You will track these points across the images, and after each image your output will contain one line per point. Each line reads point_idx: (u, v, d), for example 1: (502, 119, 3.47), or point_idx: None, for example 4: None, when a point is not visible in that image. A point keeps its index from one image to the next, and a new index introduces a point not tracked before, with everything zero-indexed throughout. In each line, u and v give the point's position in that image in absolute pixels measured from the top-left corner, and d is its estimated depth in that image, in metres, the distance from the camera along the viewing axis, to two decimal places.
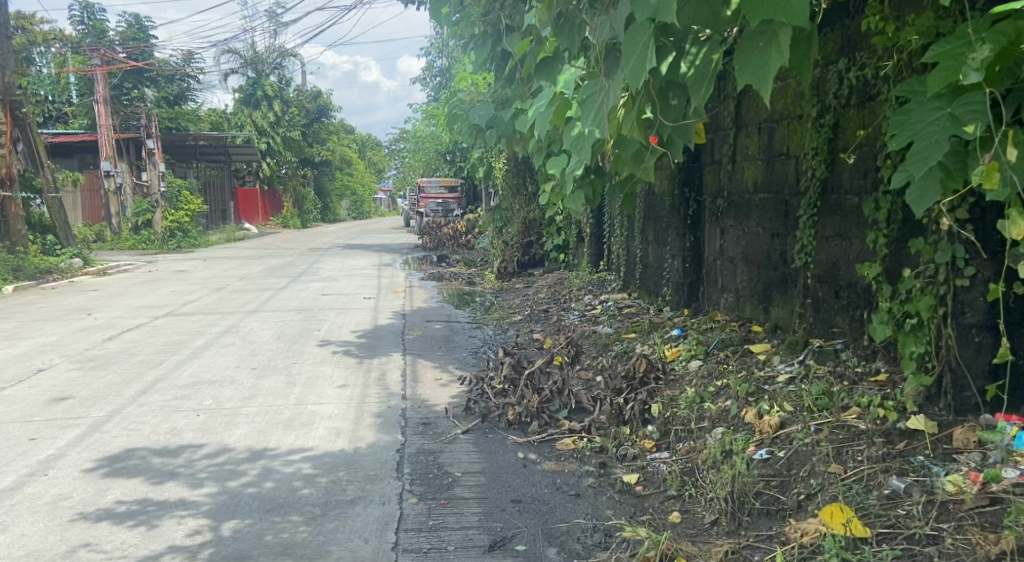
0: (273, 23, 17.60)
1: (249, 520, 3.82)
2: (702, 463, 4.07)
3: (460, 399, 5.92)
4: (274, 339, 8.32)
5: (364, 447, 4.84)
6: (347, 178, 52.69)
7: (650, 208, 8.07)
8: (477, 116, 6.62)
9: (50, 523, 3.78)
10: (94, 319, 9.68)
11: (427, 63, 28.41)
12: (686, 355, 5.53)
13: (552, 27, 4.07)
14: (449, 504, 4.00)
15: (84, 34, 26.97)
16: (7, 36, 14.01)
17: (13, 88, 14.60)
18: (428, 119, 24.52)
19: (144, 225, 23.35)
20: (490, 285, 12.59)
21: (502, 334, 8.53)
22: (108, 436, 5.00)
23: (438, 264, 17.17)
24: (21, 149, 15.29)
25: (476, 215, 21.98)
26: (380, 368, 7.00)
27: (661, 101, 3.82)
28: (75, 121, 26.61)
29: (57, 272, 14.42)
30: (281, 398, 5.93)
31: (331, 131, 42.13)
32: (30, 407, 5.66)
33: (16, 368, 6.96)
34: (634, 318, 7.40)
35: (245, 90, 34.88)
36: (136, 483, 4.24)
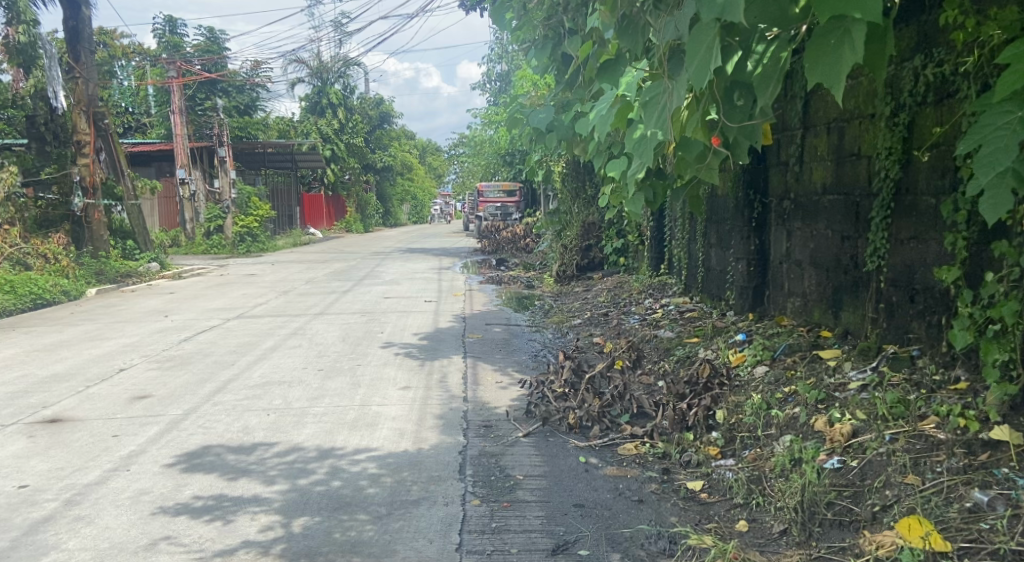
0: (338, 33, 18.10)
1: (318, 517, 3.90)
2: (770, 471, 3.99)
3: (521, 402, 5.95)
4: (340, 340, 8.52)
5: (427, 448, 4.89)
6: (407, 184, 53.70)
7: (713, 211, 7.94)
8: (537, 120, 6.58)
9: (132, 516, 3.93)
10: (171, 321, 10.07)
11: (486, 69, 28.64)
12: (752, 360, 5.44)
13: (616, 29, 4.04)
14: (511, 507, 4.01)
15: (161, 47, 28.14)
16: (90, 50, 14.62)
17: (96, 99, 15.18)
18: (487, 123, 24.65)
19: (215, 230, 24.22)
20: (549, 289, 12.66)
21: (562, 337, 8.54)
22: (185, 434, 5.18)
23: (498, 267, 17.30)
24: (104, 158, 15.94)
25: (534, 218, 22.11)
26: (442, 370, 7.09)
27: (725, 101, 3.75)
28: (153, 130, 27.73)
29: (136, 275, 15.03)
30: (347, 398, 6.05)
31: (392, 137, 42.88)
32: (113, 404, 5.92)
33: (100, 366, 7.29)
34: (696, 323, 7.30)
35: (311, 98, 35.92)
36: (212, 479, 4.38)
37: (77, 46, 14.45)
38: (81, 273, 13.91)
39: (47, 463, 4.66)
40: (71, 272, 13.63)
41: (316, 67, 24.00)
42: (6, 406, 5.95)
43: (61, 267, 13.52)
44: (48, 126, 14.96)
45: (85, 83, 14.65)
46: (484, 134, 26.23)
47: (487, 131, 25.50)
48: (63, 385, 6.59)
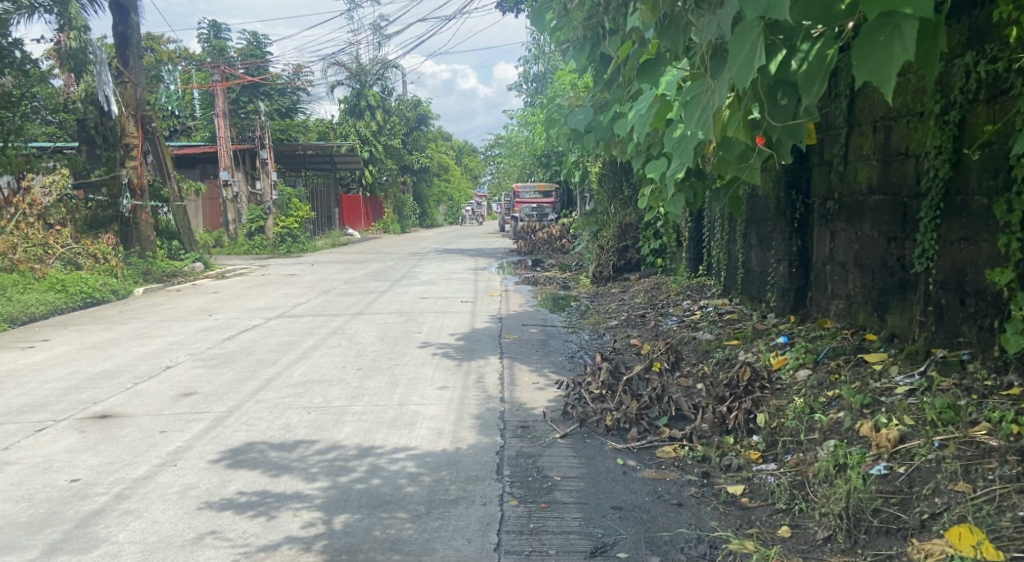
0: (378, 35, 18.26)
1: (358, 514, 3.94)
2: (813, 476, 3.93)
3: (558, 403, 5.93)
4: (378, 340, 8.60)
5: (465, 448, 4.91)
6: (443, 185, 54.08)
7: (753, 212, 7.84)
8: (575, 121, 6.49)
9: (179, 511, 4.00)
10: (215, 320, 10.25)
11: (523, 69, 28.65)
12: (794, 363, 5.36)
13: (656, 28, 4.01)
14: (549, 508, 4.01)
15: (207, 52, 28.72)
16: (138, 55, 15.10)
17: (144, 103, 15.47)
18: (523, 124, 24.64)
19: (257, 230, 24.62)
20: (585, 290, 12.63)
21: (599, 339, 8.50)
22: (229, 430, 5.27)
23: (533, 268, 17.40)
24: (152, 160, 16.34)
25: (571, 219, 22.06)
26: (479, 370, 7.10)
27: (768, 100, 3.70)
28: (198, 133, 28.30)
29: (182, 275, 15.51)
30: (385, 398, 6.09)
31: (429, 138, 43.14)
32: (160, 401, 6.04)
33: (148, 364, 7.45)
34: (736, 325, 7.21)
35: (350, 100, 36.30)
36: (256, 475, 4.45)
37: (125, 52, 14.96)
38: (130, 273, 14.25)
39: (98, 457, 4.78)
40: (120, 272, 13.95)
41: (355, 70, 24.23)
42: (58, 402, 6.10)
43: (111, 267, 13.84)
44: (98, 130, 15.12)
45: (133, 87, 15.00)
46: (520, 135, 26.24)
47: (523, 132, 25.50)
48: (112, 382, 6.74)
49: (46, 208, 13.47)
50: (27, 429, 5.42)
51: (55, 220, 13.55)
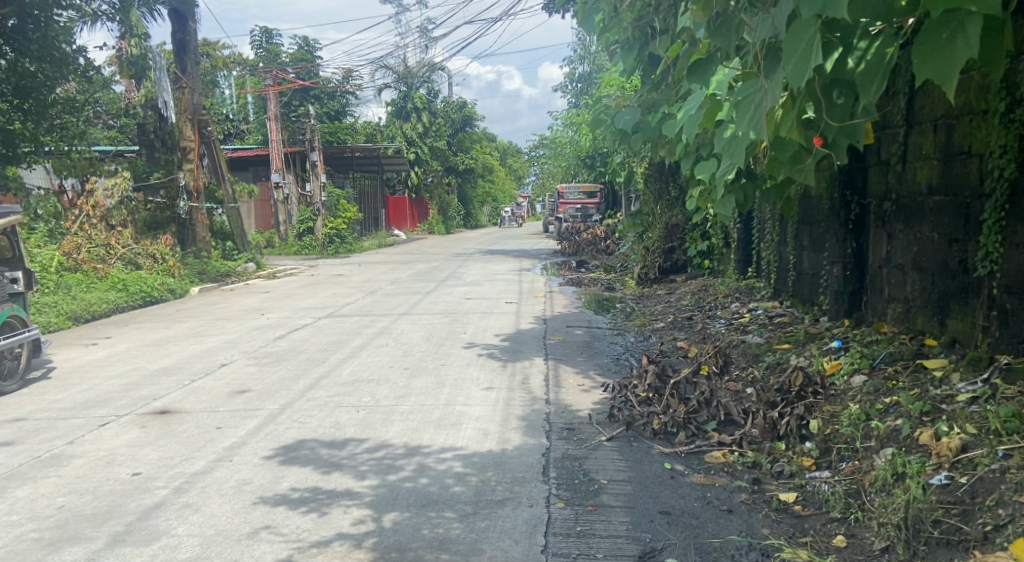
0: (425, 38, 18.44)
1: (407, 513, 3.97)
2: (869, 485, 3.84)
3: (604, 406, 5.90)
4: (424, 340, 8.67)
5: (511, 449, 4.92)
6: (487, 186, 54.36)
7: (806, 212, 7.70)
8: (623, 121, 6.42)
9: (235, 505, 4.09)
10: (267, 319, 10.45)
11: (569, 70, 28.59)
12: (848, 369, 5.25)
13: (707, 29, 3.95)
14: (596, 511, 3.98)
15: (260, 57, 29.41)
16: (195, 62, 15.44)
17: (201, 108, 15.96)
18: (568, 125, 24.55)
19: (307, 231, 25.03)
20: (630, 292, 12.54)
21: (645, 341, 8.44)
22: (281, 428, 5.36)
23: (577, 268, 17.51)
24: (207, 164, 16.76)
25: (615, 220, 21.95)
26: (524, 371, 7.10)
27: (824, 100, 3.62)
28: (251, 136, 28.94)
29: (236, 275, 15.86)
30: (432, 398, 6.13)
31: (474, 140, 43.36)
32: (216, 398, 6.18)
33: (204, 361, 7.63)
34: (787, 328, 7.09)
35: (397, 103, 36.68)
36: (308, 472, 4.52)
37: (183, 58, 15.32)
38: (186, 273, 14.61)
39: (158, 452, 4.90)
40: (176, 272, 14.31)
41: (403, 73, 24.46)
42: (120, 397, 6.28)
43: (168, 267, 14.20)
44: (156, 134, 15.41)
45: (190, 93, 15.49)
46: (565, 135, 26.15)
47: (568, 132, 25.45)
48: (170, 378, 6.92)
49: (108, 209, 13.98)
50: (91, 423, 5.59)
51: (117, 222, 13.98)
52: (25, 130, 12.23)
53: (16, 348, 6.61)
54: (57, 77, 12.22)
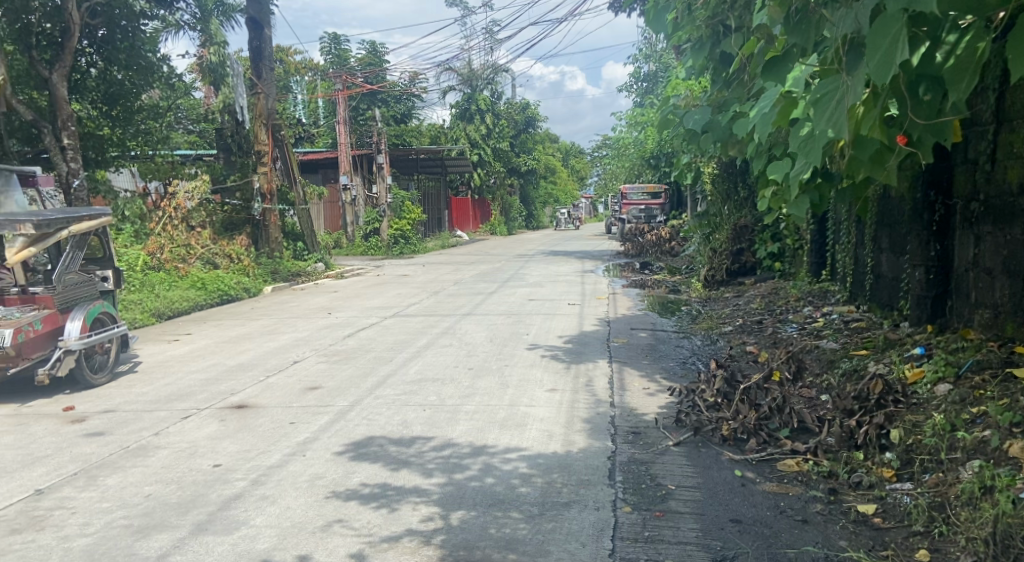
0: (490, 40, 18.53)
1: (473, 512, 3.98)
2: (954, 498, 3.69)
3: (670, 410, 5.81)
4: (488, 340, 8.69)
5: (577, 451, 4.88)
6: (549, 187, 54.38)
7: (885, 213, 7.45)
8: (691, 121, 6.17)
9: (309, 499, 4.17)
10: (336, 317, 10.65)
11: (633, 69, 28.29)
12: (932, 377, 5.05)
13: (785, 24, 3.84)
14: (665, 517, 3.92)
15: (330, 62, 30.08)
16: (270, 67, 15.79)
17: (275, 113, 16.12)
18: (632, 125, 24.33)
19: (373, 232, 25.44)
20: (696, 294, 12.29)
21: (712, 344, 8.28)
22: (351, 424, 5.45)
23: (641, 270, 17.37)
24: (279, 166, 17.01)
25: (680, 222, 21.60)
26: (587, 374, 7.04)
27: (909, 96, 3.48)
28: (320, 140, 29.59)
29: (305, 275, 16.20)
30: (496, 398, 6.14)
31: (536, 141, 43.36)
32: (289, 394, 6.33)
33: (277, 358, 7.83)
34: (864, 334, 6.86)
35: (461, 105, 36.96)
36: (378, 469, 4.58)
37: (259, 64, 15.69)
38: (260, 272, 14.97)
39: (236, 445, 5.04)
40: (251, 272, 14.66)
41: (467, 74, 24.64)
42: (200, 392, 6.49)
43: (244, 267, 14.55)
44: (233, 138, 16.34)
45: (264, 98, 15.76)
46: (630, 135, 25.89)
47: (632, 132, 25.18)
48: (246, 374, 7.11)
49: (188, 210, 14.38)
50: (174, 416, 5.79)
51: (196, 223, 14.48)
52: (113, 135, 13.28)
53: (106, 342, 6.88)
54: (143, 85, 13.20)
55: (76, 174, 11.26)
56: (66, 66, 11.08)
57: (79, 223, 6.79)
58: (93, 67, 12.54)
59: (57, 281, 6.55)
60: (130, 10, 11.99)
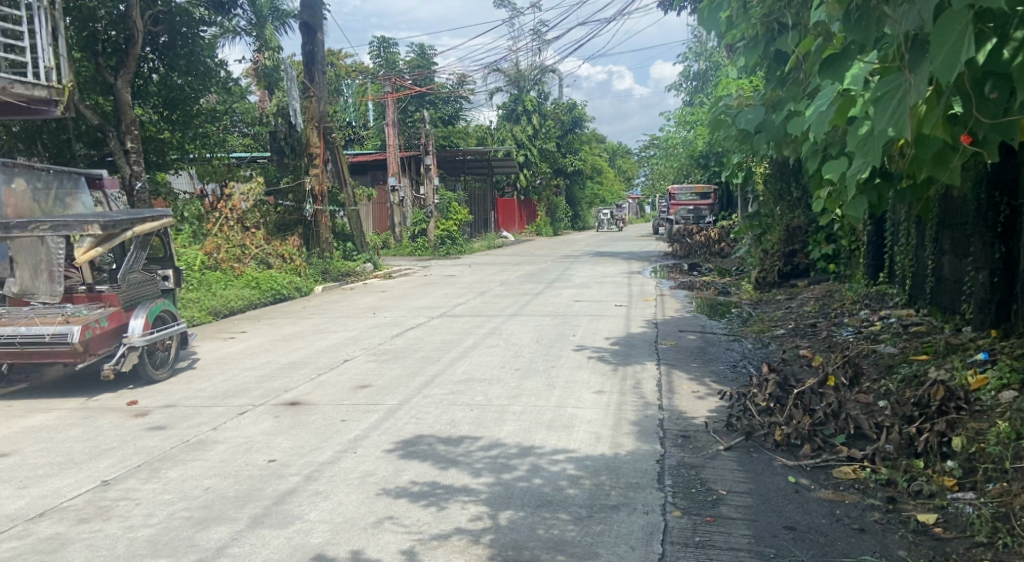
0: (537, 40, 18.53)
1: (522, 512, 3.98)
2: (1020, 509, 3.56)
3: (721, 414, 5.73)
4: (534, 341, 8.69)
5: (625, 454, 4.85)
6: (595, 187, 54.22)
7: (947, 215, 7.24)
8: (744, 120, 6.06)
9: (360, 495, 4.22)
10: (384, 317, 10.77)
11: (683, 68, 27.97)
12: (996, 384, 4.89)
13: (844, 21, 3.76)
14: (715, 522, 3.87)
15: (379, 65, 30.44)
16: (323, 71, 16.01)
17: (326, 116, 16.31)
18: (681, 125, 24.07)
19: (420, 233, 25.67)
20: (746, 296, 12.09)
21: (764, 348, 8.14)
22: (400, 422, 5.50)
23: (689, 271, 17.16)
24: (330, 168, 17.19)
25: (730, 222, 21.28)
26: (635, 376, 6.97)
27: (974, 95, 3.38)
28: (370, 141, 29.93)
29: (354, 275, 16.42)
30: (543, 399, 6.13)
31: (583, 141, 43.21)
32: (340, 391, 6.42)
33: (327, 356, 7.95)
34: (924, 338, 6.67)
35: (507, 106, 37.01)
36: (427, 467, 4.62)
37: (311, 68, 15.96)
38: (311, 272, 15.22)
39: (290, 441, 5.14)
40: (303, 272, 14.90)
41: (515, 75, 24.70)
42: (255, 389, 6.62)
43: (296, 267, 14.79)
44: (286, 141, 16.56)
45: (316, 101, 15.94)
46: (678, 135, 25.64)
47: (680, 132, 24.91)
48: (298, 372, 7.24)
49: (243, 212, 14.70)
50: (231, 411, 5.92)
51: (250, 224, 14.70)
52: (173, 138, 13.69)
53: (167, 339, 7.07)
54: (201, 89, 13.54)
55: (139, 177, 11.57)
56: (129, 73, 11.39)
57: (142, 224, 7.01)
58: (155, 73, 12.99)
59: (121, 280, 6.76)
60: (190, 16, 12.58)
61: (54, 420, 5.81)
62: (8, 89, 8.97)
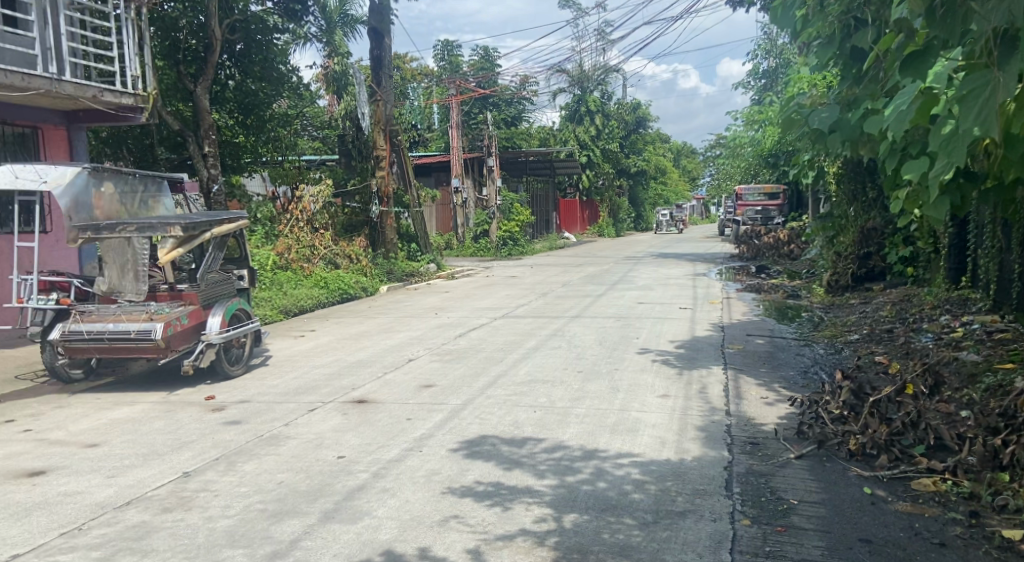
0: (602, 41, 18.43)
1: (587, 516, 3.97)
2: None
3: (791, 421, 5.60)
4: (597, 343, 8.65)
5: (690, 459, 4.78)
6: (658, 188, 53.67)
7: None
8: (819, 119, 5.70)
9: (426, 493, 4.27)
10: (447, 317, 10.88)
11: (752, 66, 27.42)
12: None
13: (926, 17, 3.65)
14: (786, 533, 3.78)
15: (443, 68, 30.76)
16: (389, 75, 16.21)
17: (393, 119, 16.42)
18: (749, 123, 23.62)
19: (482, 234, 25.86)
20: (818, 300, 11.79)
21: (836, 353, 7.92)
22: (464, 423, 5.55)
23: (756, 274, 16.83)
24: (396, 170, 17.65)
25: (800, 223, 20.77)
26: (700, 381, 6.86)
27: None
28: (434, 144, 30.22)
29: (419, 275, 16.63)
30: (607, 402, 6.10)
31: (647, 141, 42.81)
32: (405, 391, 6.51)
33: (392, 356, 8.07)
34: (1010, 346, 6.39)
35: (570, 107, 37.00)
36: (491, 467, 4.64)
37: (378, 72, 16.21)
38: (376, 273, 15.48)
39: (358, 438, 5.23)
40: (369, 272, 15.13)
41: (578, 76, 24.60)
42: (324, 386, 6.77)
43: (362, 267, 15.07)
44: (353, 144, 17.11)
45: (383, 105, 16.09)
46: (746, 134, 25.13)
47: (749, 132, 24.43)
48: (366, 370, 7.37)
49: (313, 213, 14.88)
50: (301, 408, 6.07)
51: (319, 225, 14.87)
52: (247, 143, 14.21)
53: (241, 337, 7.29)
54: (274, 94, 13.86)
55: (215, 180, 11.92)
56: (207, 80, 11.79)
57: (220, 226, 7.25)
58: (231, 80, 13.42)
59: (200, 280, 7.02)
60: (265, 24, 12.93)
61: (138, 413, 6.06)
62: (98, 97, 9.42)
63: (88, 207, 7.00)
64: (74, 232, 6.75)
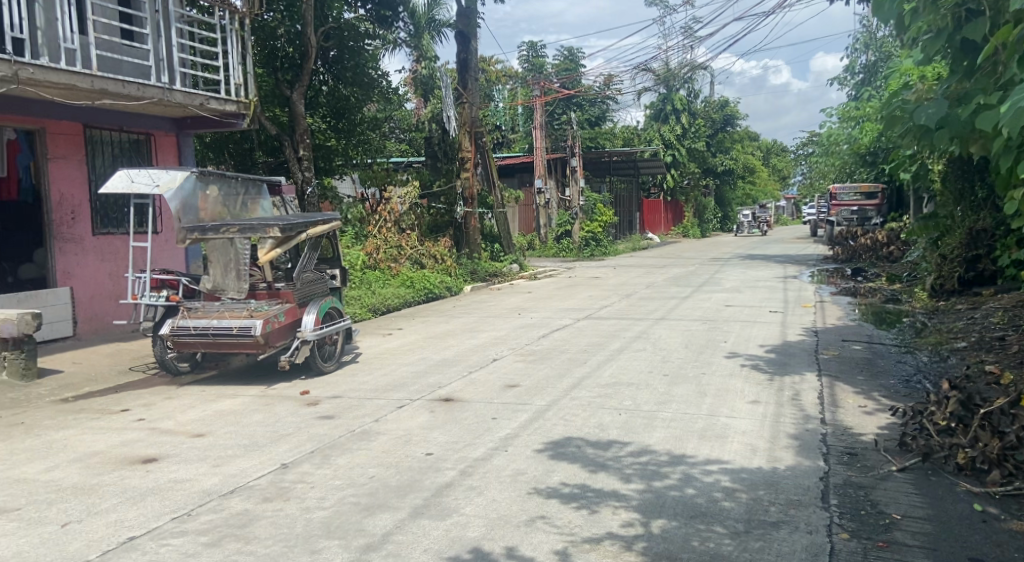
0: (690, 38, 18.11)
1: (675, 522, 3.90)
2: None
3: (892, 432, 5.35)
4: (683, 346, 8.49)
5: (783, 468, 4.63)
6: (746, 187, 52.34)
7: None
8: (924, 115, 5.24)
9: (513, 493, 4.29)
10: (531, 318, 10.89)
11: (850, 61, 26.39)
12: None
13: None
14: (889, 549, 3.61)
15: (527, 70, 30.87)
16: (476, 78, 16.53)
17: (478, 120, 16.70)
18: (846, 120, 22.72)
19: (565, 234, 25.82)
20: (919, 305, 11.23)
21: (941, 362, 7.52)
22: (549, 424, 5.54)
23: (851, 277, 16.17)
24: (482, 172, 17.85)
25: (899, 224, 19.87)
26: (792, 387, 6.64)
27: None
28: (518, 144, 30.37)
29: (502, 275, 16.74)
30: (695, 407, 5.98)
31: (736, 140, 41.79)
32: (490, 390, 6.56)
33: (477, 355, 8.14)
34: None
35: (656, 106, 36.67)
36: (576, 469, 4.62)
37: (465, 75, 16.49)
38: (461, 272, 15.67)
39: (445, 436, 5.30)
40: (454, 272, 15.41)
41: (665, 74, 24.23)
42: (412, 384, 6.89)
43: (447, 267, 15.30)
44: (440, 146, 17.11)
45: (469, 107, 16.33)
46: (842, 132, 24.21)
47: (845, 129, 23.51)
48: (451, 369, 7.46)
49: (400, 214, 15.24)
50: (389, 405, 6.19)
51: (406, 225, 15.29)
52: (339, 145, 14.55)
53: (334, 334, 7.51)
54: (365, 98, 14.18)
55: (309, 182, 12.38)
56: (303, 85, 12.14)
57: (315, 227, 7.46)
58: (325, 85, 13.90)
59: (296, 279, 7.24)
60: (357, 31, 13.24)
61: (238, 406, 6.31)
62: (205, 105, 9.85)
63: (195, 209, 7.34)
64: (182, 232, 7.08)
